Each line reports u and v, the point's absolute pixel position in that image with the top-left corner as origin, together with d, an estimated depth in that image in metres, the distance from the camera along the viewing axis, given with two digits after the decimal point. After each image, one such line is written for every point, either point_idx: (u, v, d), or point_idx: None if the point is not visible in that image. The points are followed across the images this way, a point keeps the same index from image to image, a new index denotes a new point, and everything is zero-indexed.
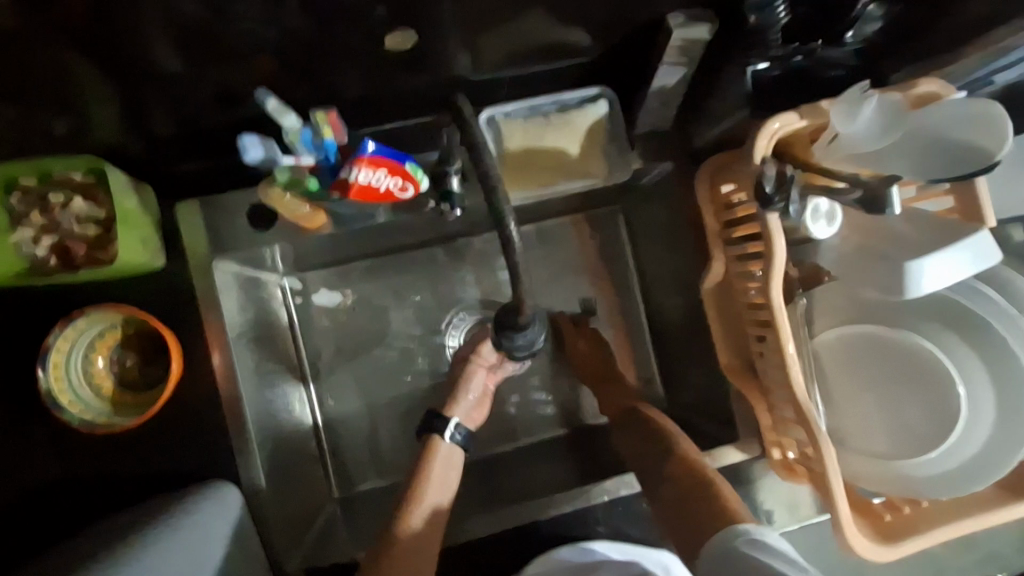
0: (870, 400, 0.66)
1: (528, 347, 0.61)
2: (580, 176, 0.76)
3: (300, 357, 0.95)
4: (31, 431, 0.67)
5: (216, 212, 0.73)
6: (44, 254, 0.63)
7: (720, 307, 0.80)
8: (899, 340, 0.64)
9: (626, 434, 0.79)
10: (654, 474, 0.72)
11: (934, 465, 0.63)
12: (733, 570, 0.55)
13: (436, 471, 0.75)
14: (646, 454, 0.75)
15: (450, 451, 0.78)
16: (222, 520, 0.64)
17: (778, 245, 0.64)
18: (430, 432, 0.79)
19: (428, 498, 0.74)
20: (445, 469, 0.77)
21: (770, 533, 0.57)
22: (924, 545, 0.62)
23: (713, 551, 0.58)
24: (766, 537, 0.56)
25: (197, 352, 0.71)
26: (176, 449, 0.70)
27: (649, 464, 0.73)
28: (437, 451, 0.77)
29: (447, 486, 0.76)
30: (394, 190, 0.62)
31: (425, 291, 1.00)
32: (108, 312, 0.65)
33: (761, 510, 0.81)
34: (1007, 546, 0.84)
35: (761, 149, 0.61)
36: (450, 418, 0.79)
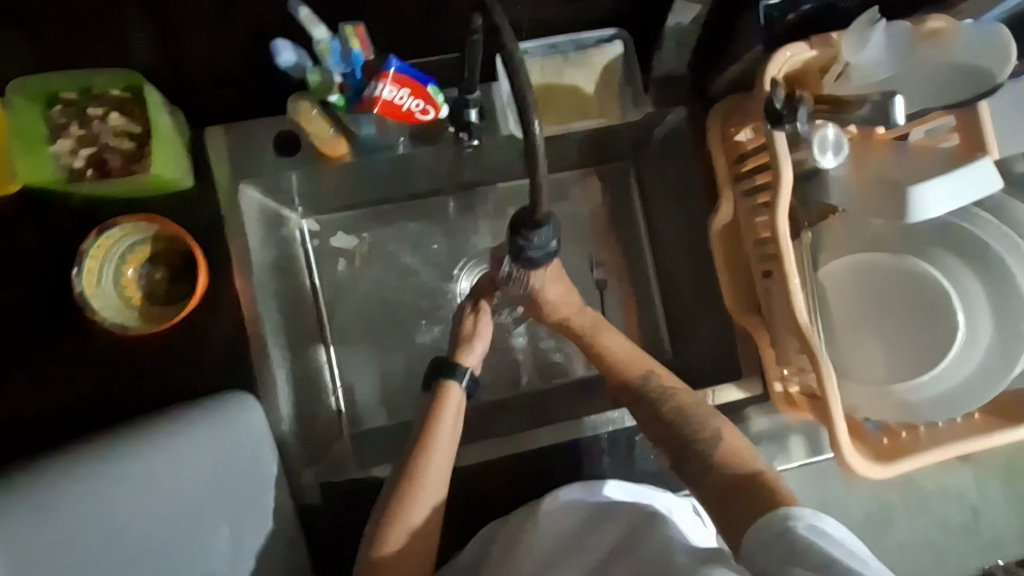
0: (873, 326, 0.67)
1: (541, 250, 0.57)
2: (595, 116, 0.79)
3: (316, 298, 0.95)
4: (59, 339, 0.70)
5: (241, 138, 0.74)
6: (81, 166, 0.66)
7: (728, 246, 0.81)
8: (902, 266, 0.66)
9: (645, 407, 0.77)
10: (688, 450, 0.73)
11: (929, 387, 0.65)
12: (792, 555, 0.57)
13: (446, 421, 0.71)
14: (672, 433, 0.74)
15: (453, 428, 0.71)
16: (233, 437, 0.64)
17: (786, 175, 0.65)
18: (439, 378, 0.74)
19: (428, 483, 0.68)
20: (447, 436, 0.70)
21: (826, 519, 0.60)
22: (916, 466, 0.65)
23: (765, 533, 0.61)
24: (826, 526, 0.58)
25: (221, 272, 0.74)
26: (196, 363, 0.72)
27: (680, 449, 0.74)
28: (437, 432, 0.70)
29: (445, 458, 0.69)
30: (416, 111, 0.66)
31: (444, 240, 1.00)
32: (142, 224, 0.69)
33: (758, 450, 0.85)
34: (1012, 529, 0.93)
35: (774, 73, 0.63)
36: (461, 367, 0.75)
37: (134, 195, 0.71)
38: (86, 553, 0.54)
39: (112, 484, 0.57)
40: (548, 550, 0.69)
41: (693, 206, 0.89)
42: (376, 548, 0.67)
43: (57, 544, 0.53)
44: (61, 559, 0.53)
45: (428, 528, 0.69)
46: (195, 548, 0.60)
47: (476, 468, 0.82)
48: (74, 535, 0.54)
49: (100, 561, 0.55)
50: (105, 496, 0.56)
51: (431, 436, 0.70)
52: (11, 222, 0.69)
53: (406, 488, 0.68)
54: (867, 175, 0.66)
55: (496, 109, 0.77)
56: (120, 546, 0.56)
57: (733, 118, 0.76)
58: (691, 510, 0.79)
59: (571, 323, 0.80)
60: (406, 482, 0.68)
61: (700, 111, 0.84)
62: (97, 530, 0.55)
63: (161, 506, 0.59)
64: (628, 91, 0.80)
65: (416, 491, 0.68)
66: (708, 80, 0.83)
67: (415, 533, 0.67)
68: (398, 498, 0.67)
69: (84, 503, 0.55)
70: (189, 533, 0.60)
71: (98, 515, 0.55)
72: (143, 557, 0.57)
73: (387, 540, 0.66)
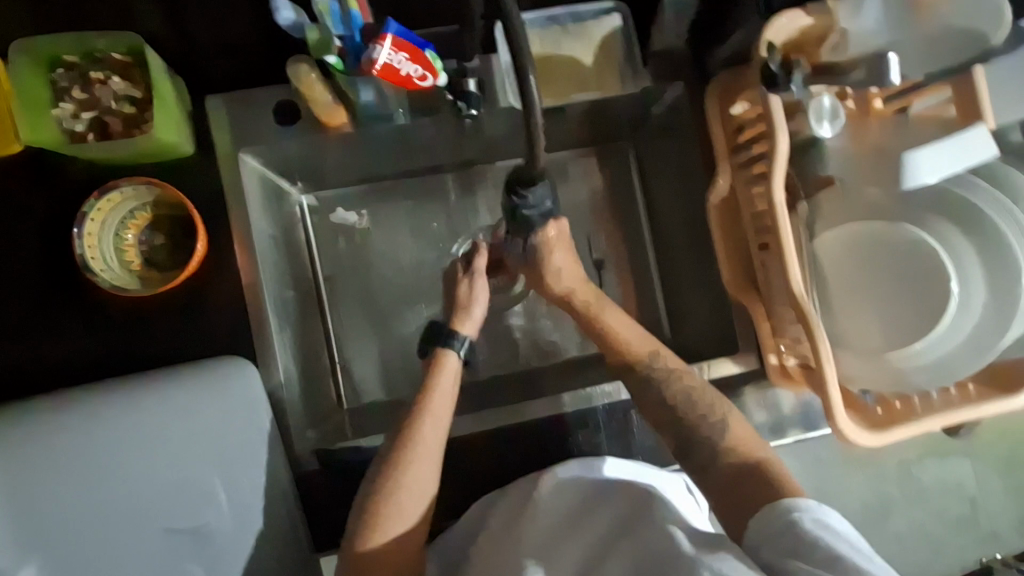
0: (867, 295, 0.68)
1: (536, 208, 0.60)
2: (593, 90, 0.80)
3: (315, 273, 0.96)
4: (59, 301, 0.70)
5: (242, 106, 0.75)
6: (82, 129, 0.67)
7: (725, 220, 0.80)
8: (896, 233, 0.66)
9: (647, 385, 0.77)
10: (685, 419, 0.74)
11: (923, 353, 0.65)
12: (797, 548, 0.58)
13: (442, 385, 0.73)
14: (676, 416, 0.75)
15: (450, 393, 0.73)
16: (219, 393, 0.65)
17: (782, 143, 0.65)
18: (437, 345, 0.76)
19: (428, 446, 0.69)
20: (444, 402, 0.72)
21: (829, 510, 0.60)
22: (910, 434, 0.64)
23: (769, 526, 0.61)
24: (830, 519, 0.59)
25: (219, 238, 0.74)
26: (192, 328, 0.72)
27: (683, 437, 0.74)
28: (435, 394, 0.72)
29: (443, 423, 0.71)
30: (414, 77, 0.67)
31: (443, 219, 1.00)
32: (142, 187, 0.69)
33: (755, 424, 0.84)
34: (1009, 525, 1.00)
35: (772, 38, 0.63)
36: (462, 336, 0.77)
37: (133, 160, 0.72)
38: (77, 487, 0.59)
39: (103, 427, 0.61)
40: (551, 525, 0.69)
41: (691, 182, 0.88)
42: (374, 514, 0.66)
43: (51, 476, 0.59)
44: (55, 491, 0.59)
45: (426, 494, 0.69)
46: (181, 495, 0.62)
47: (472, 441, 0.81)
48: (68, 469, 0.59)
49: (92, 497, 0.59)
50: (95, 439, 0.61)
51: (428, 399, 0.72)
52: (13, 186, 0.70)
53: (405, 448, 0.69)
54: (862, 146, 0.68)
55: (495, 79, 0.77)
56: (111, 485, 0.60)
57: (730, 89, 0.76)
58: (684, 489, 0.79)
59: (573, 297, 0.82)
60: (404, 445, 0.69)
61: (699, 86, 0.83)
62: (88, 466, 0.60)
63: (148, 453, 0.62)
64: (628, 63, 0.80)
65: (418, 454, 0.68)
66: (706, 55, 0.82)
67: (413, 496, 0.68)
68: (395, 458, 0.68)
69: (76, 442, 0.60)
70: (176, 479, 0.62)
71: (89, 454, 0.60)
72: (132, 498, 0.61)
73: (386, 502, 0.67)
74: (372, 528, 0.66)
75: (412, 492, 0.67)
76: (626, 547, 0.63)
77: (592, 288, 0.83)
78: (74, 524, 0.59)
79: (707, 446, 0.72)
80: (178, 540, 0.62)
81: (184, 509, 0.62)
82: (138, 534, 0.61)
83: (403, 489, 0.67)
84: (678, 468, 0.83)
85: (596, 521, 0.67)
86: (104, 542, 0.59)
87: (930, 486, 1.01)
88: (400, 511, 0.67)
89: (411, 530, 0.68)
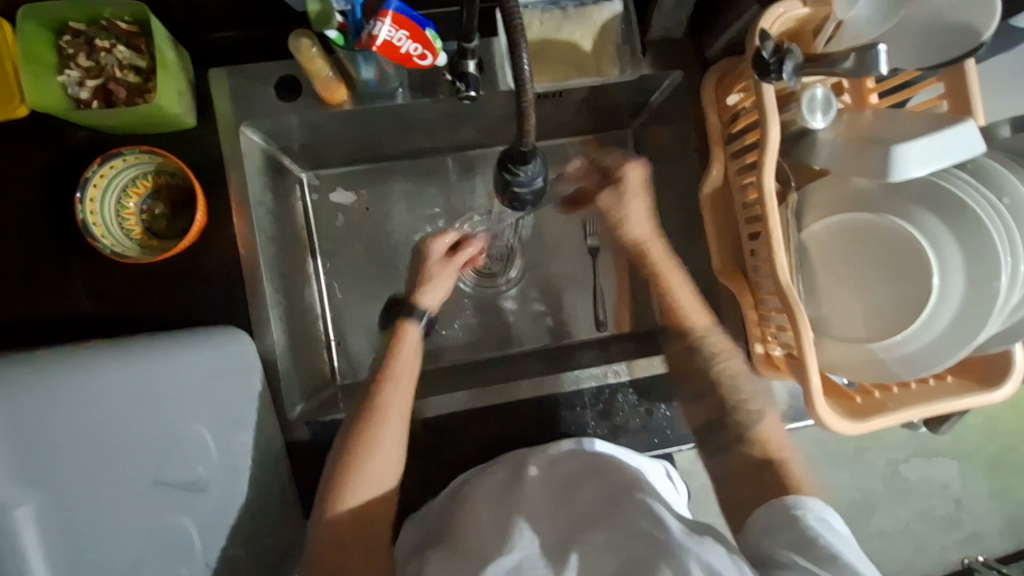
0: (850, 285, 0.70)
1: (527, 184, 0.61)
2: (593, 74, 0.81)
3: (313, 249, 0.97)
4: (58, 262, 0.72)
5: (245, 79, 0.76)
6: (87, 96, 0.69)
7: (717, 208, 0.81)
8: (879, 223, 0.68)
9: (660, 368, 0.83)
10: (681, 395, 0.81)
11: (902, 346, 0.66)
12: (796, 539, 0.63)
13: (404, 353, 0.78)
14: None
15: (410, 366, 0.78)
16: (227, 361, 0.69)
17: (774, 133, 0.66)
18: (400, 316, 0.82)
19: (389, 417, 0.73)
20: (407, 375, 0.77)
21: (831, 512, 0.66)
22: (885, 425, 0.66)
23: (770, 517, 0.67)
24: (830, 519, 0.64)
25: (219, 207, 0.75)
26: (189, 295, 0.74)
27: (717, 412, 0.81)
28: (396, 371, 0.76)
29: (406, 401, 0.74)
30: (414, 55, 0.67)
31: (441, 201, 1.02)
32: (143, 155, 0.70)
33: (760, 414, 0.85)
34: (985, 525, 1.17)
35: (768, 24, 0.64)
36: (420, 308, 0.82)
37: (135, 129, 0.72)
38: (84, 429, 0.58)
39: (113, 375, 0.61)
40: (537, 501, 0.71)
41: (687, 170, 0.89)
42: (341, 481, 0.71)
43: (59, 414, 0.57)
44: (64, 430, 0.57)
45: (391, 461, 0.73)
46: (179, 453, 0.64)
47: (461, 418, 0.82)
48: (75, 412, 0.58)
49: (94, 441, 0.58)
50: (105, 381, 0.60)
51: (388, 375, 0.76)
52: (15, 149, 0.71)
53: (379, 423, 0.72)
54: (852, 134, 0.68)
55: (494, 61, 0.79)
56: (116, 433, 0.60)
57: (727, 79, 0.76)
58: (664, 473, 0.81)
59: (647, 249, 0.90)
60: (364, 418, 0.73)
61: (697, 76, 0.84)
62: (97, 410, 0.59)
63: (155, 407, 0.63)
64: (628, 50, 0.82)
65: (388, 426, 0.73)
66: (704, 44, 0.82)
67: (385, 465, 0.73)
68: (358, 429, 0.72)
69: (86, 385, 0.59)
70: (176, 436, 0.64)
71: (97, 398, 0.60)
72: (135, 443, 0.61)
73: (349, 472, 0.71)
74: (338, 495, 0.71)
75: (377, 461, 0.72)
76: (613, 523, 0.65)
77: (663, 246, 0.91)
78: (79, 465, 0.57)
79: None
80: (163, 494, 0.62)
81: (180, 466, 0.63)
82: (132, 485, 0.60)
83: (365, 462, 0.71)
84: (661, 452, 0.84)
85: (585, 492, 0.71)
86: (100, 488, 0.58)
87: (914, 484, 1.17)
88: (361, 482, 0.71)
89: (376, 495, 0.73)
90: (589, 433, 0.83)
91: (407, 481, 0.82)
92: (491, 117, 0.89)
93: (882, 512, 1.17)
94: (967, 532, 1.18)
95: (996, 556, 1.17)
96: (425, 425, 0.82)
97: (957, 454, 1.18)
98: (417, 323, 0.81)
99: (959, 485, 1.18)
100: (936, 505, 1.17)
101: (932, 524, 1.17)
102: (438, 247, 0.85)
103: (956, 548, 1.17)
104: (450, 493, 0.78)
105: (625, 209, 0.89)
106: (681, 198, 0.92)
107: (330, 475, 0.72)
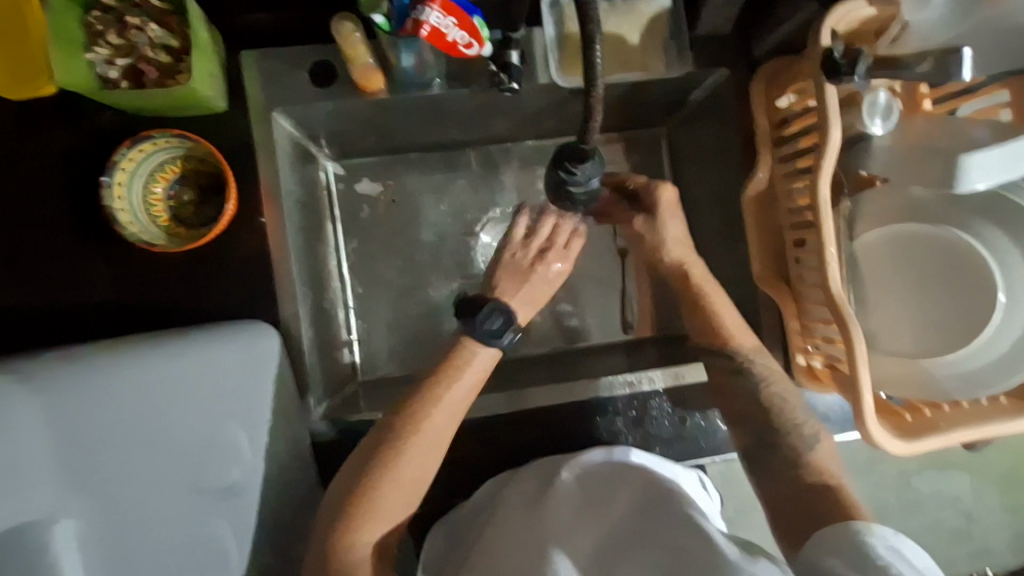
0: (905, 298, 0.67)
1: (582, 182, 0.59)
2: (636, 69, 0.79)
3: (336, 240, 0.94)
4: (80, 247, 0.69)
5: (278, 64, 0.73)
6: (116, 76, 0.66)
7: (761, 212, 0.79)
8: (938, 237, 0.65)
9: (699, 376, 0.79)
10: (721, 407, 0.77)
11: (958, 363, 0.64)
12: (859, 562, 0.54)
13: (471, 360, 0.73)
14: (728, 411, 0.76)
15: (469, 391, 0.72)
16: (246, 354, 0.64)
17: (833, 136, 0.63)
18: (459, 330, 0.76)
19: (435, 414, 0.70)
20: (463, 398, 0.72)
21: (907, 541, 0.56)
22: (938, 444, 0.64)
23: (831, 539, 0.58)
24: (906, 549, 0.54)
25: (248, 196, 0.73)
26: (216, 286, 0.71)
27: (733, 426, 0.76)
28: (448, 394, 0.71)
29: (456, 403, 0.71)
30: (460, 44, 0.64)
31: (468, 194, 0.98)
32: (174, 139, 0.68)
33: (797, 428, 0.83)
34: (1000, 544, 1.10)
35: (832, 23, 0.62)
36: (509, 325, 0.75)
37: (163, 113, 0.70)
38: (104, 436, 0.58)
39: (134, 381, 0.60)
40: (572, 504, 0.69)
41: (726, 171, 0.86)
42: (374, 480, 0.66)
43: (92, 427, 0.58)
44: (87, 436, 0.58)
45: (426, 462, 0.69)
46: (204, 457, 0.62)
47: (489, 422, 0.80)
48: (93, 421, 0.58)
49: (116, 446, 0.59)
50: (135, 389, 0.60)
51: (439, 394, 0.71)
52: (43, 135, 0.69)
53: (419, 417, 0.69)
54: (913, 141, 0.65)
55: (535, 56, 0.76)
56: (137, 438, 0.59)
57: (780, 78, 0.73)
58: (697, 482, 0.78)
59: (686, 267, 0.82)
60: (398, 434, 0.68)
61: (743, 74, 0.80)
62: (115, 417, 0.59)
63: (176, 410, 0.61)
64: (674, 46, 0.79)
65: (429, 423, 0.69)
66: (753, 41, 0.79)
67: (416, 463, 0.68)
68: (391, 442, 0.68)
69: (106, 392, 0.59)
70: (200, 440, 0.61)
71: (115, 405, 0.59)
72: (167, 452, 0.60)
73: (378, 486, 0.66)
74: (359, 512, 0.65)
75: (410, 461, 0.67)
76: (653, 538, 0.61)
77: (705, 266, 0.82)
78: (107, 469, 0.58)
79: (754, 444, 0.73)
80: (202, 500, 0.62)
81: (206, 471, 0.62)
82: (162, 491, 0.60)
83: (393, 477, 0.67)
84: (692, 463, 0.82)
85: (617, 502, 0.67)
86: (127, 492, 0.59)
87: (927, 495, 1.08)
88: (385, 500, 0.66)
89: (403, 498, 0.68)
90: (620, 439, 0.81)
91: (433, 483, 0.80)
92: (526, 109, 0.86)
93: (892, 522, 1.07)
94: (975, 545, 1.09)
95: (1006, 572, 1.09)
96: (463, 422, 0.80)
97: (971, 468, 1.08)
98: (498, 351, 0.75)
99: (971, 498, 1.09)
100: (953, 519, 1.08)
101: (947, 542, 1.09)
102: (539, 280, 0.80)
103: (966, 560, 1.08)
104: (479, 499, 0.76)
105: (661, 234, 0.82)
106: (719, 202, 0.89)
107: (344, 483, 0.67)
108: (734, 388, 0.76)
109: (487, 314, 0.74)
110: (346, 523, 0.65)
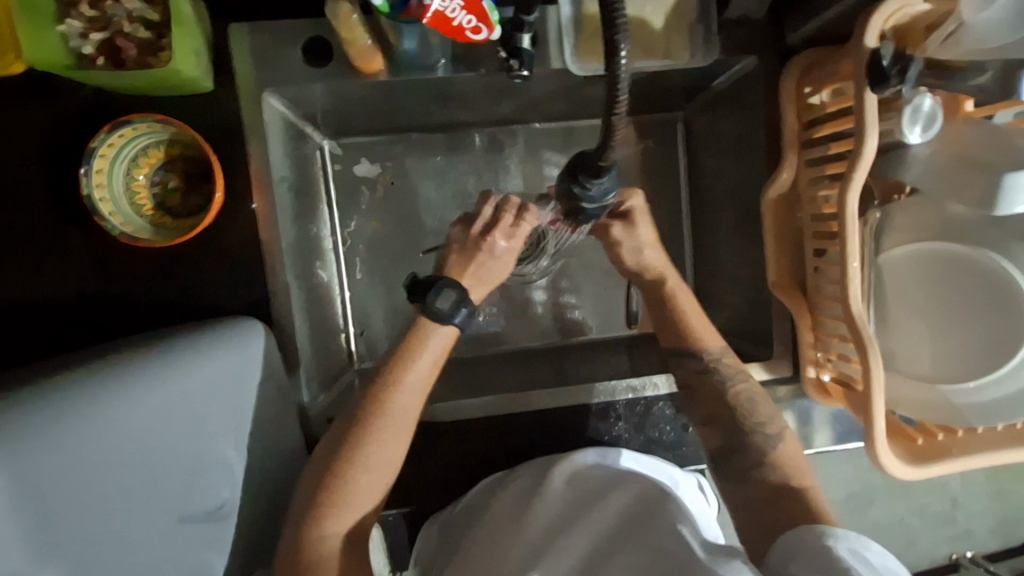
0: (926, 318, 0.64)
1: (599, 198, 0.56)
2: (660, 56, 0.73)
3: (331, 223, 0.89)
4: (60, 237, 0.65)
5: (266, 40, 0.67)
6: (90, 53, 0.60)
7: (779, 215, 0.74)
8: (979, 261, 0.61)
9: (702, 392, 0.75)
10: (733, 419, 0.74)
11: (974, 389, 0.62)
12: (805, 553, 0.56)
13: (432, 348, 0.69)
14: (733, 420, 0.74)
15: (431, 368, 0.69)
16: (235, 363, 0.62)
17: (868, 143, 0.58)
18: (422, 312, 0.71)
19: (400, 396, 0.67)
20: (427, 373, 0.69)
21: (871, 544, 0.55)
22: (948, 470, 0.62)
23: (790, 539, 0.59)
24: (868, 550, 0.53)
25: (238, 185, 0.68)
26: (206, 278, 0.68)
27: (735, 439, 0.73)
28: (414, 367, 0.68)
29: (416, 392, 0.68)
30: (467, 29, 0.58)
31: (468, 175, 0.93)
32: (156, 125, 0.63)
33: (810, 433, 0.80)
34: (983, 529, 1.06)
35: (877, 25, 0.57)
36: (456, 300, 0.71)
37: (145, 94, 0.66)
38: (86, 472, 0.50)
39: (118, 400, 0.53)
40: (557, 512, 0.67)
41: (745, 168, 0.81)
42: (345, 466, 0.64)
43: (68, 468, 0.49)
44: (66, 478, 0.49)
45: (398, 452, 0.66)
46: (195, 481, 0.58)
47: (485, 420, 0.78)
48: (75, 451, 0.49)
49: (97, 480, 0.50)
50: (114, 417, 0.53)
51: (406, 369, 0.68)
52: (18, 117, 0.64)
53: (383, 403, 0.66)
54: (953, 151, 0.60)
55: (547, 35, 0.70)
56: (121, 465, 0.52)
57: (818, 74, 0.68)
58: (696, 487, 0.76)
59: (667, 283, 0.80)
60: (370, 414, 0.65)
61: (774, 64, 0.74)
62: (99, 446, 0.51)
63: (165, 435, 0.56)
64: (702, 32, 0.72)
65: (395, 407, 0.66)
66: (787, 28, 0.73)
67: (391, 449, 0.66)
68: (369, 430, 0.65)
69: (88, 423, 0.51)
70: (190, 462, 0.58)
71: (94, 432, 0.51)
72: (150, 483, 0.54)
73: (350, 466, 0.64)
74: (340, 500, 0.63)
75: (376, 451, 0.65)
76: (637, 542, 0.61)
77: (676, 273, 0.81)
78: (91, 513, 0.50)
79: (746, 457, 0.71)
80: (186, 527, 0.58)
81: (198, 495, 0.58)
82: (150, 523, 0.54)
83: (364, 462, 0.64)
84: (695, 467, 0.80)
85: (607, 504, 0.66)
86: (109, 531, 0.51)
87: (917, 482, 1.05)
88: (355, 486, 0.64)
89: (381, 494, 0.66)
90: (619, 442, 0.79)
91: (427, 479, 0.79)
92: (533, 91, 0.80)
93: (877, 505, 1.04)
94: (957, 528, 1.06)
95: (984, 553, 1.06)
96: (453, 424, 0.78)
97: None
98: (454, 329, 0.71)
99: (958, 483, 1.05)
100: (934, 502, 1.05)
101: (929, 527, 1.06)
102: (490, 259, 0.75)
103: (946, 543, 1.05)
104: (471, 500, 0.74)
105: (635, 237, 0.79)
106: (735, 197, 0.84)
107: (315, 475, 0.64)
108: (748, 398, 0.74)
109: (439, 293, 0.71)
110: (330, 506, 0.62)
